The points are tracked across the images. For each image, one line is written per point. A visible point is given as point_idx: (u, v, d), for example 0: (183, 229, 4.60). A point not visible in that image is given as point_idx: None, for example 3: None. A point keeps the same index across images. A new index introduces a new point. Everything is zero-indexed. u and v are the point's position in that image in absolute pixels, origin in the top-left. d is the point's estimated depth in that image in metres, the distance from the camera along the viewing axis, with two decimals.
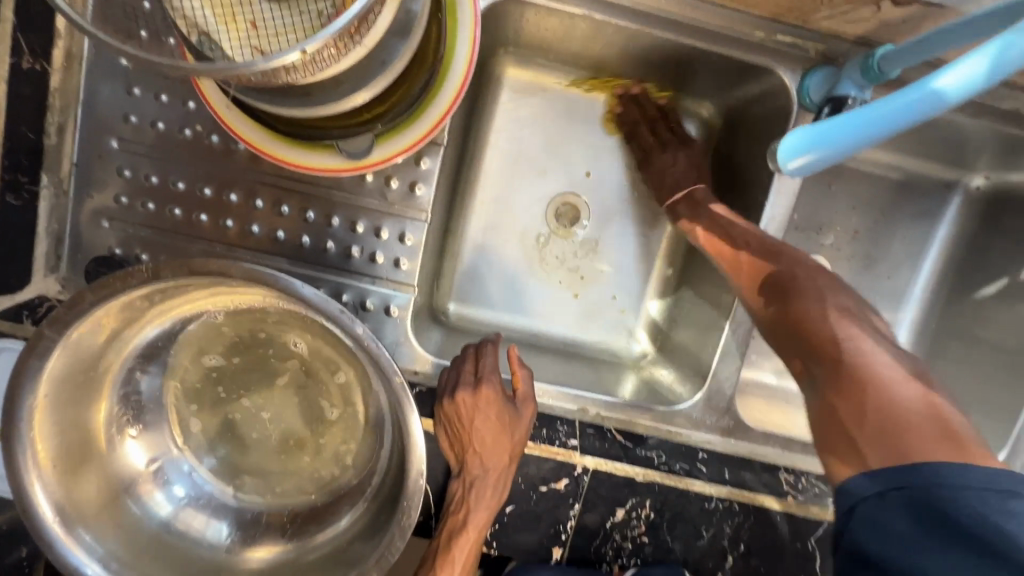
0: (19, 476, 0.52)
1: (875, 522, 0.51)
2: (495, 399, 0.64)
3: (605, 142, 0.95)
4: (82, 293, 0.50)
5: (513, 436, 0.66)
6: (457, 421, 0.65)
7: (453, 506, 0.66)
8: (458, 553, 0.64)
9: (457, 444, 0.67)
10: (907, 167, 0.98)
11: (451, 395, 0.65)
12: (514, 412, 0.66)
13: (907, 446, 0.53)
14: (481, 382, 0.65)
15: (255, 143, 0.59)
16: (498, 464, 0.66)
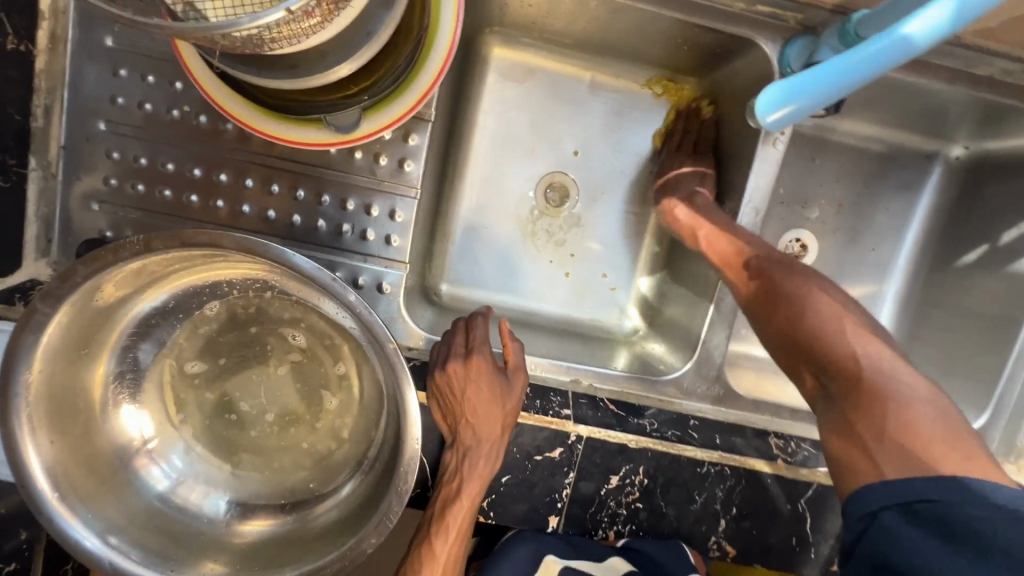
0: (16, 451, 0.53)
1: (896, 532, 0.52)
2: (485, 367, 0.66)
3: (592, 120, 0.96)
4: (73, 267, 0.50)
5: (505, 406, 0.66)
6: (449, 391, 0.66)
7: (447, 476, 0.66)
8: (452, 521, 0.64)
9: (450, 415, 0.67)
10: (888, 139, 1.00)
11: (442, 367, 0.66)
12: (505, 381, 0.67)
13: (927, 456, 0.53)
14: (472, 352, 0.67)
15: (243, 118, 0.61)
16: (490, 434, 0.66)
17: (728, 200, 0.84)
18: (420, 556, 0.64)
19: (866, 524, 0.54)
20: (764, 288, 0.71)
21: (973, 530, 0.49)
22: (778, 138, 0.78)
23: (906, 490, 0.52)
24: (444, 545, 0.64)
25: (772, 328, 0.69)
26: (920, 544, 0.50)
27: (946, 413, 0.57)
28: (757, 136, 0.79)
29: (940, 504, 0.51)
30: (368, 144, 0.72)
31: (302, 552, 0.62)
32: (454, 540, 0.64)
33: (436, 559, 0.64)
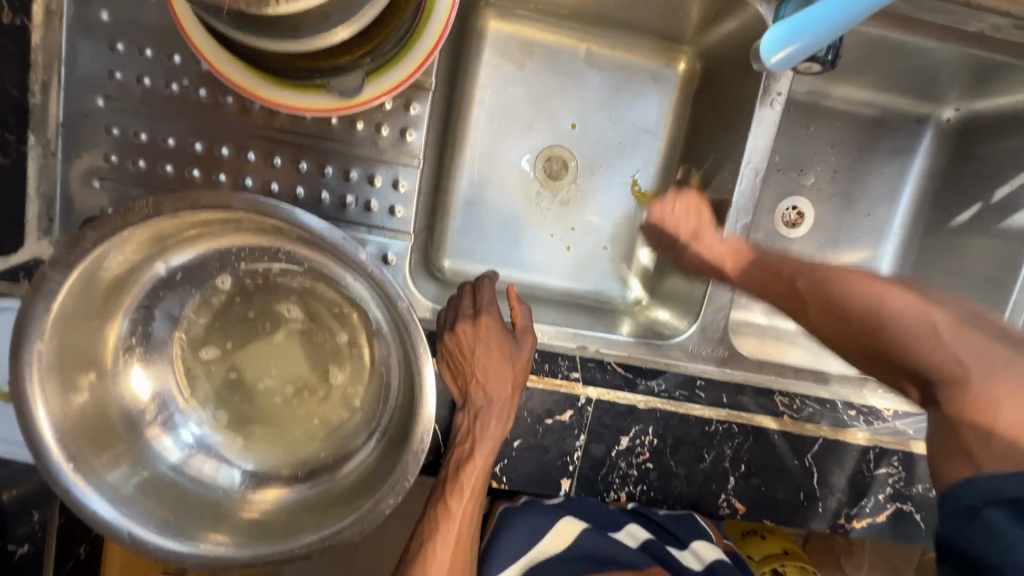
0: (29, 422, 0.53)
1: (1002, 529, 0.43)
2: (495, 326, 0.66)
3: (590, 93, 0.97)
4: (84, 233, 0.51)
5: (515, 365, 0.67)
6: (459, 352, 0.66)
7: (460, 438, 0.67)
8: (467, 480, 0.65)
9: (460, 378, 0.68)
10: (881, 103, 1.01)
11: (451, 328, 0.67)
12: (514, 341, 0.67)
13: None
14: (481, 313, 0.67)
15: (246, 86, 0.61)
16: (501, 395, 0.66)
17: (727, 164, 0.85)
18: (436, 516, 0.65)
19: (962, 520, 0.46)
20: (825, 313, 0.60)
21: None
22: (775, 99, 0.80)
23: (1008, 485, 0.44)
24: (460, 504, 0.65)
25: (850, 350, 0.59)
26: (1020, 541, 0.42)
27: None
28: (754, 98, 0.81)
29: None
30: (369, 114, 0.72)
31: (321, 517, 0.62)
32: (469, 500, 0.65)
33: (452, 519, 0.64)
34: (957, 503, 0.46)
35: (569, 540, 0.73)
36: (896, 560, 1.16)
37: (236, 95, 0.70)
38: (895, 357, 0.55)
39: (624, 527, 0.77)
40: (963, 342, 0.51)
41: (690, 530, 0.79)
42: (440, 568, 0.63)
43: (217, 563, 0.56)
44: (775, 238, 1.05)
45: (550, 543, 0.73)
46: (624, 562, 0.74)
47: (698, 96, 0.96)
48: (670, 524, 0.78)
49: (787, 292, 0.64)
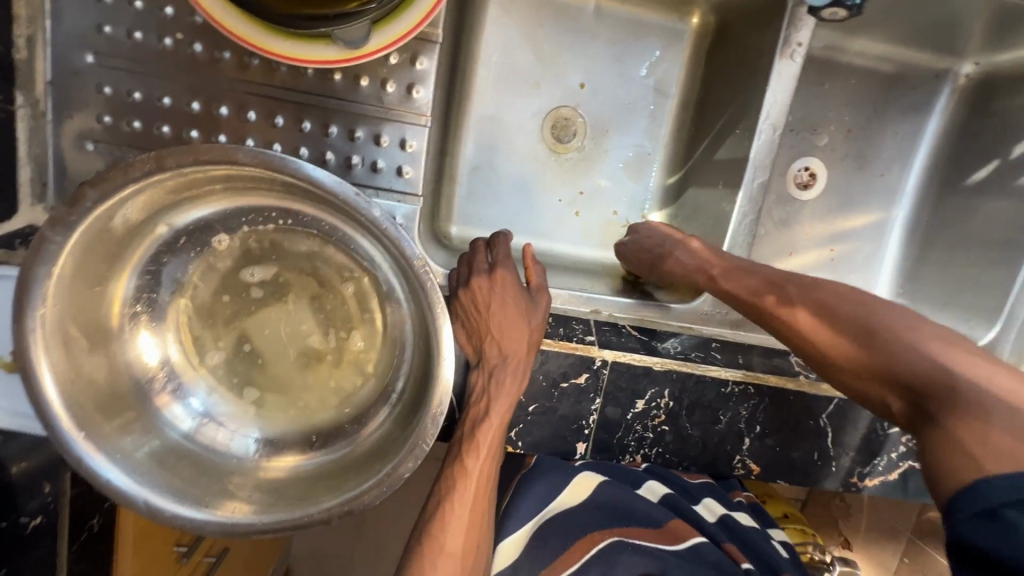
0: (34, 388, 0.51)
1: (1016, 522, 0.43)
2: (510, 281, 0.65)
3: (597, 51, 0.93)
4: (83, 190, 0.48)
5: (531, 321, 0.65)
6: (474, 308, 0.65)
7: (475, 396, 0.66)
8: (483, 439, 0.64)
9: (475, 335, 0.67)
10: (898, 59, 0.98)
11: (466, 285, 0.66)
12: (530, 299, 0.66)
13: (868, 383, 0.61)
14: (496, 267, 0.66)
15: (244, 37, 0.57)
16: (517, 352, 0.64)
17: (743, 122, 0.82)
18: (453, 475, 0.64)
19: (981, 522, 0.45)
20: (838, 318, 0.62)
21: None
22: (795, 51, 0.76)
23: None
24: (476, 463, 0.64)
25: (870, 378, 0.59)
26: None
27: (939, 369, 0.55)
28: (772, 51, 0.77)
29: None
30: (374, 70, 0.69)
31: (338, 483, 0.61)
32: (486, 460, 0.64)
33: (469, 478, 0.63)
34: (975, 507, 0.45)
35: (586, 493, 0.73)
36: (894, 522, 1.18)
37: (233, 50, 0.66)
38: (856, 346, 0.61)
39: (643, 481, 0.77)
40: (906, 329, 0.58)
41: (705, 487, 0.81)
42: (457, 526, 0.62)
43: (236, 529, 0.55)
44: (787, 200, 1.03)
45: (569, 496, 0.73)
46: (642, 515, 0.74)
47: (711, 53, 0.93)
48: (684, 480, 0.79)
49: (820, 337, 0.63)
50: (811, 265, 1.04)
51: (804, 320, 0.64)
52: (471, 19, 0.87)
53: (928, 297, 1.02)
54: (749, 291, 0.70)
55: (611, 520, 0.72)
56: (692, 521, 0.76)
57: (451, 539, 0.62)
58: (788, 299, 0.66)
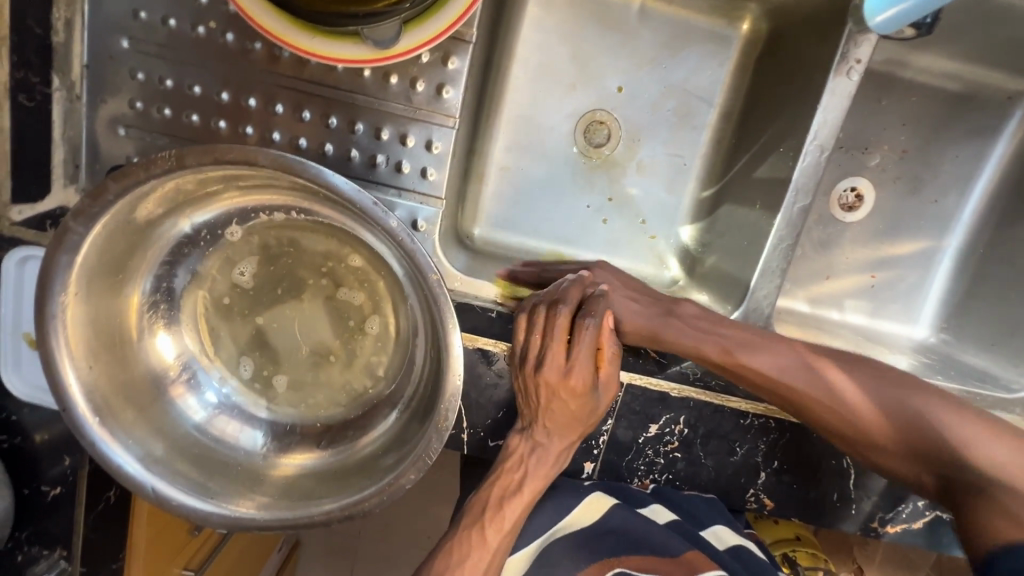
0: (55, 372, 0.52)
1: None
2: (579, 388, 0.61)
3: (638, 54, 0.89)
4: (106, 183, 0.49)
5: (589, 417, 0.64)
6: (536, 391, 0.62)
7: (510, 464, 0.65)
8: (510, 511, 0.63)
9: (529, 406, 0.64)
10: (968, 77, 0.91)
11: (536, 369, 0.61)
12: (596, 398, 0.63)
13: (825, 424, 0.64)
14: (572, 369, 0.60)
15: (276, 33, 0.56)
16: (564, 438, 0.65)
17: (788, 140, 0.78)
18: (469, 539, 0.61)
19: None
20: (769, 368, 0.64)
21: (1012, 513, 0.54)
22: (853, 68, 0.70)
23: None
24: (497, 535, 0.62)
25: (906, 459, 0.61)
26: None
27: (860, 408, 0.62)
28: (828, 67, 0.72)
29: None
30: (404, 68, 0.67)
31: (339, 486, 0.61)
32: (507, 532, 0.62)
33: (486, 547, 0.61)
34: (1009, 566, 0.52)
35: (599, 514, 0.70)
36: (912, 556, 1.14)
37: (264, 41, 0.65)
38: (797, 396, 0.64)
39: (640, 503, 0.73)
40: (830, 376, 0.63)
41: (710, 511, 0.75)
42: None
43: (240, 523, 0.55)
44: (829, 221, 0.98)
45: (578, 516, 0.70)
46: (658, 545, 0.69)
47: (760, 64, 0.88)
48: (687, 505, 0.75)
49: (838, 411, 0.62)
50: (849, 289, 1.00)
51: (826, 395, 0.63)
52: (510, 15, 0.84)
53: (974, 335, 0.95)
54: (782, 370, 0.64)
55: (629, 550, 0.68)
56: (706, 552, 0.70)
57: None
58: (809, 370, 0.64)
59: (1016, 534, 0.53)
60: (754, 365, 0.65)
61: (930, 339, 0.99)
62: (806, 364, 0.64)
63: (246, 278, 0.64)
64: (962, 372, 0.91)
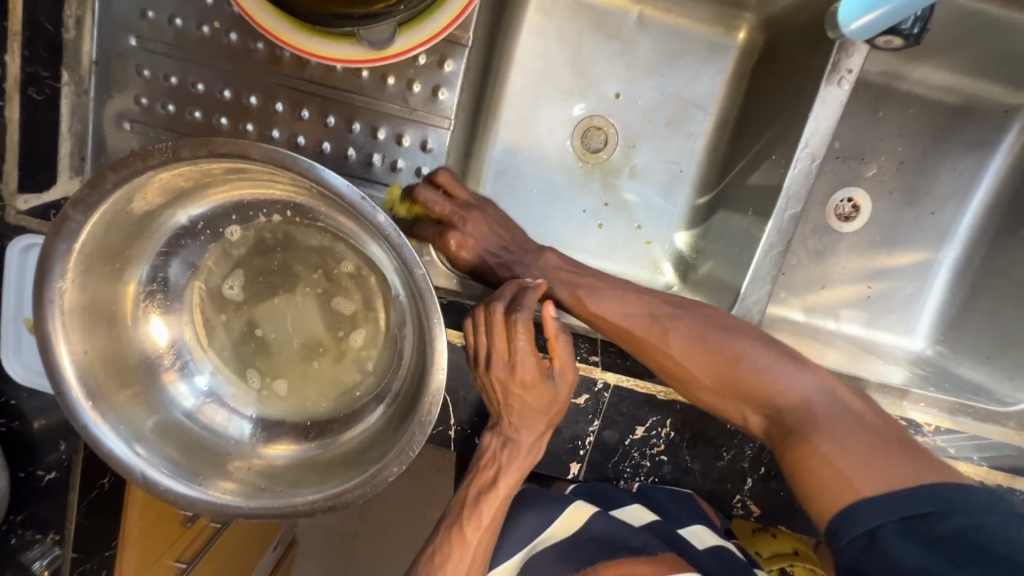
0: (51, 355, 0.54)
1: (897, 551, 0.43)
2: (530, 381, 0.60)
3: (635, 61, 0.90)
4: (104, 173, 0.50)
5: (550, 405, 0.63)
6: (493, 390, 0.62)
7: (484, 461, 0.65)
8: (487, 508, 0.63)
9: (493, 402, 0.64)
10: (965, 89, 0.91)
11: (485, 369, 0.61)
12: (552, 385, 0.61)
13: (678, 378, 0.64)
14: (517, 364, 0.59)
15: (277, 33, 0.58)
16: (534, 429, 0.63)
17: (781, 147, 0.78)
18: (449, 541, 0.62)
19: (861, 545, 0.44)
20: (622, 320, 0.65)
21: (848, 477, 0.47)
22: (844, 77, 0.71)
23: (894, 502, 0.44)
24: (475, 533, 0.62)
25: (733, 401, 0.60)
26: (922, 565, 0.41)
27: (702, 360, 0.61)
28: (820, 76, 0.72)
29: (940, 514, 0.43)
30: (402, 69, 0.69)
31: (325, 477, 0.62)
32: (486, 529, 0.63)
33: (467, 545, 0.62)
34: (852, 530, 0.45)
35: (581, 523, 0.70)
36: None
37: (266, 41, 0.67)
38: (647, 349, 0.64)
39: (620, 505, 0.74)
40: (672, 328, 0.63)
41: (686, 508, 0.74)
42: None
43: (224, 511, 0.56)
44: (824, 231, 0.98)
45: (559, 527, 0.70)
46: (636, 547, 0.68)
47: (755, 73, 0.88)
48: (664, 503, 0.74)
49: (682, 364, 0.62)
50: (845, 299, 1.00)
51: (670, 346, 0.63)
52: (510, 21, 0.86)
53: (971, 348, 0.94)
54: (621, 314, 0.66)
55: (608, 555, 0.68)
56: (683, 554, 0.70)
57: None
58: (661, 324, 0.64)
59: (842, 489, 0.47)
60: (597, 308, 0.66)
61: (926, 351, 0.99)
62: (644, 309, 0.65)
63: (236, 292, 0.66)
64: (957, 384, 0.90)
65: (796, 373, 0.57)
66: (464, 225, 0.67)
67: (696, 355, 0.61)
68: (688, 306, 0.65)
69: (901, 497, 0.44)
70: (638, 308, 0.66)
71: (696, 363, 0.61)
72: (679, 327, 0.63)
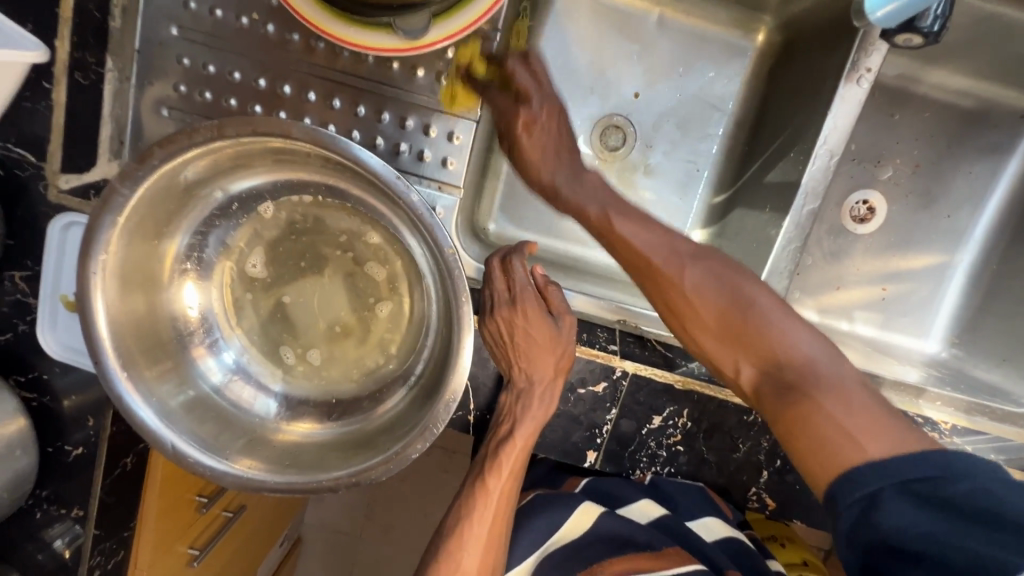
0: (89, 323, 0.55)
1: (901, 517, 0.43)
2: (533, 316, 0.64)
3: (655, 61, 0.92)
4: (152, 148, 0.53)
5: (555, 348, 0.66)
6: (499, 336, 0.66)
7: (501, 417, 0.68)
8: (505, 459, 0.65)
9: (502, 354, 0.68)
10: (981, 94, 0.92)
11: (490, 314, 0.66)
12: (555, 326, 0.65)
13: (684, 323, 0.58)
14: (518, 299, 0.65)
15: (315, 23, 0.60)
16: (544, 374, 0.66)
17: (800, 145, 0.79)
18: (473, 494, 0.65)
19: (864, 511, 0.44)
20: (636, 255, 0.60)
21: (856, 441, 0.46)
22: (863, 76, 0.72)
23: (902, 468, 0.44)
24: (497, 482, 0.65)
25: (733, 348, 0.55)
26: (927, 529, 0.42)
27: (720, 303, 0.55)
28: (839, 74, 0.74)
29: (948, 480, 0.43)
30: (431, 62, 0.71)
31: (348, 455, 0.63)
32: (508, 478, 0.65)
33: (490, 495, 0.65)
34: (853, 496, 0.45)
35: (589, 523, 0.70)
36: None
37: (302, 33, 0.70)
38: (661, 288, 0.59)
39: (628, 502, 0.74)
40: (693, 268, 0.57)
41: (697, 501, 0.75)
42: (475, 544, 0.63)
43: (251, 485, 0.58)
44: (840, 232, 0.99)
45: (570, 528, 0.71)
46: (642, 544, 0.70)
47: (772, 75, 0.90)
48: (675, 497, 0.76)
49: (692, 305, 0.57)
50: (859, 300, 1.00)
51: (688, 286, 0.57)
52: (534, 20, 0.88)
53: (985, 351, 0.94)
54: (642, 246, 0.60)
55: (614, 554, 0.68)
56: (687, 545, 0.73)
57: (469, 558, 0.62)
58: (687, 264, 0.58)
59: (849, 451, 0.46)
60: (622, 233, 0.61)
61: (941, 354, 0.99)
62: (672, 247, 0.59)
63: (259, 270, 0.68)
64: (973, 386, 0.90)
65: (809, 331, 0.53)
66: (539, 108, 0.65)
67: (714, 299, 0.56)
68: (705, 250, 0.59)
69: (906, 464, 0.44)
70: (660, 242, 0.60)
71: (714, 307, 0.56)
72: (700, 269, 0.57)
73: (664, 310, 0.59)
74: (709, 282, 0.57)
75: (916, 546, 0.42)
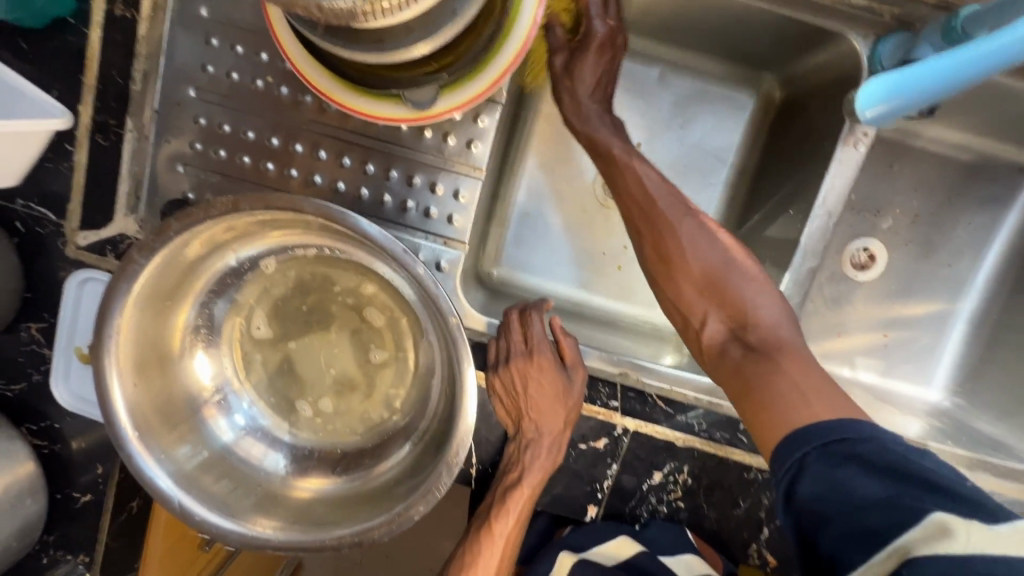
0: (104, 387, 0.57)
1: (828, 476, 0.45)
2: (546, 367, 0.68)
3: (657, 111, 0.94)
4: (168, 222, 0.55)
5: (565, 400, 0.68)
6: (511, 386, 0.69)
7: (508, 466, 0.69)
8: (512, 506, 0.67)
9: (513, 404, 0.70)
10: (980, 149, 0.94)
11: (504, 365, 0.68)
12: (567, 377, 0.68)
13: (667, 274, 0.64)
14: (533, 350, 0.68)
15: (328, 93, 0.62)
16: (554, 427, 0.68)
17: (798, 202, 0.81)
18: (478, 541, 0.67)
19: (797, 476, 0.46)
20: (637, 203, 0.67)
21: (801, 404, 0.50)
22: (860, 139, 0.74)
23: (839, 428, 0.46)
24: (504, 527, 0.67)
25: (705, 301, 0.61)
26: (856, 486, 0.43)
27: (706, 258, 0.62)
28: (836, 136, 0.76)
29: (859, 440, 0.45)
30: (439, 123, 0.73)
31: (352, 513, 0.64)
32: (514, 525, 0.67)
33: (495, 540, 0.67)
34: (789, 457, 0.47)
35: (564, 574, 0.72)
36: None
37: (315, 95, 0.72)
38: (657, 235, 0.65)
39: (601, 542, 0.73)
40: (688, 227, 0.64)
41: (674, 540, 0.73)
42: None
43: (256, 543, 0.59)
44: (840, 279, 1.00)
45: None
46: None
47: (773, 128, 0.92)
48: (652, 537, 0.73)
49: (680, 260, 0.63)
50: (860, 347, 1.01)
51: (685, 242, 0.63)
52: None
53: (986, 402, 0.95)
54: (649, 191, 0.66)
55: None
56: None
57: None
58: (687, 221, 0.64)
59: (797, 403, 0.50)
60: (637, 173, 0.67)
61: (944, 403, 0.99)
62: (678, 204, 0.66)
63: (264, 331, 0.70)
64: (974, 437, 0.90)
65: (778, 302, 0.60)
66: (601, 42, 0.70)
67: (704, 256, 0.62)
68: (702, 216, 0.66)
69: (838, 430, 0.46)
70: (664, 199, 0.66)
71: (705, 258, 0.62)
72: (698, 229, 0.64)
73: (656, 262, 0.65)
74: (704, 243, 0.63)
75: (850, 511, 0.43)
